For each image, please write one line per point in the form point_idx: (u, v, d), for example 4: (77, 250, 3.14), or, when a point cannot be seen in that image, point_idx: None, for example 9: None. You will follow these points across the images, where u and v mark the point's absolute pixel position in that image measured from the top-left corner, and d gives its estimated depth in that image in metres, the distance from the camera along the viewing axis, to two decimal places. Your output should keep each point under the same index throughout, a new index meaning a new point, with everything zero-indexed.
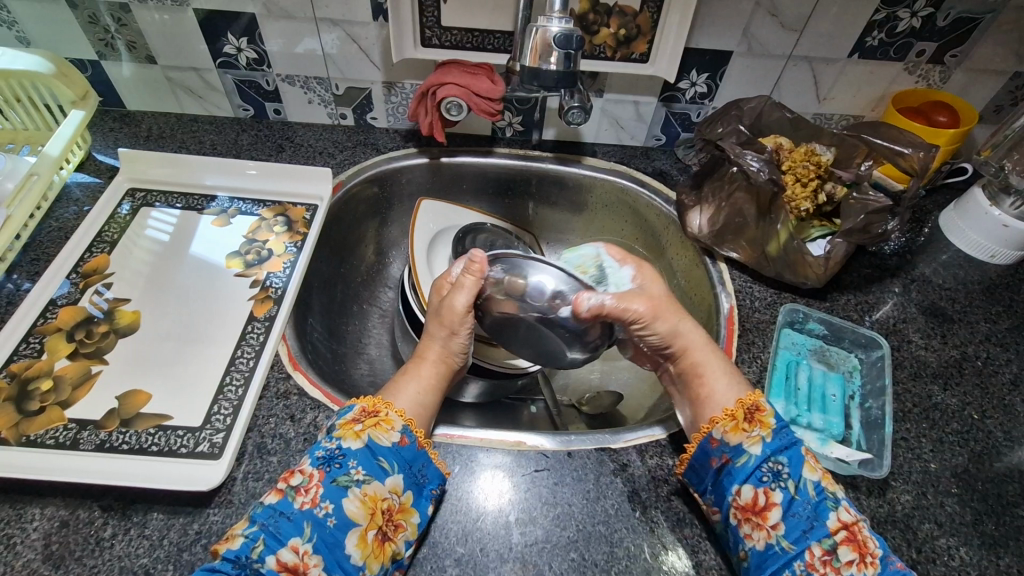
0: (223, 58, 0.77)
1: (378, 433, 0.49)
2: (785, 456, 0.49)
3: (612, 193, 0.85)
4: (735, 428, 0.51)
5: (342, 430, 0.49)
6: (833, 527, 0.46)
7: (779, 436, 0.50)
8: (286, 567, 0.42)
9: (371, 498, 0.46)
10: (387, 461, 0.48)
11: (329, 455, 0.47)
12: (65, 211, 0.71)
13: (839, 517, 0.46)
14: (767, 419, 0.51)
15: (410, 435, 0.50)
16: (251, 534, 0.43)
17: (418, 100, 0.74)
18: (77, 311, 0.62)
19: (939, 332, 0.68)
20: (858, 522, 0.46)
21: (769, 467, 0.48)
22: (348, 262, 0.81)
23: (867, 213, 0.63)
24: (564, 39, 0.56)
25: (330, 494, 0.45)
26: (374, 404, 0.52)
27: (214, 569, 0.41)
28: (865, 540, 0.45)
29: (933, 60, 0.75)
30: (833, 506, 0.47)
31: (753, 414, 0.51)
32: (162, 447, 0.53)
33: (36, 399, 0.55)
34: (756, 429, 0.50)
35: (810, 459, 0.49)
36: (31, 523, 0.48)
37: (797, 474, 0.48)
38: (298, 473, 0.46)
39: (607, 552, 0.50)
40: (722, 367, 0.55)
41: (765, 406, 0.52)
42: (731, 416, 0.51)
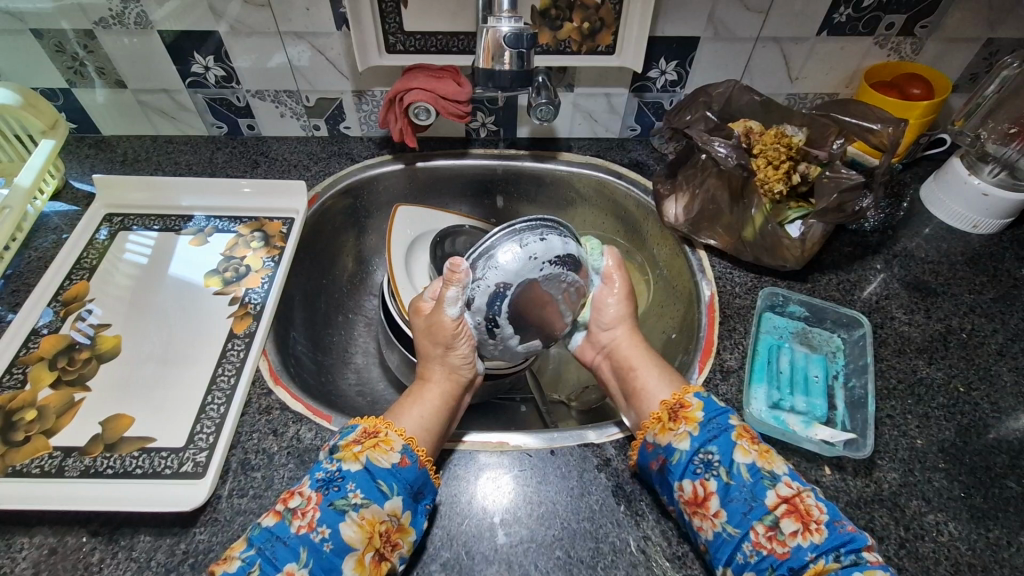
0: (192, 78, 0.78)
1: (378, 455, 0.48)
2: (714, 445, 0.49)
3: (591, 187, 0.84)
4: (662, 430, 0.51)
5: (343, 451, 0.48)
6: (773, 503, 0.45)
7: (706, 427, 0.50)
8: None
9: (369, 522, 0.45)
10: (387, 483, 0.47)
11: (329, 478, 0.47)
12: (43, 240, 0.72)
13: (778, 492, 0.46)
14: (692, 414, 0.51)
15: (412, 455, 0.49)
16: (248, 558, 0.43)
17: (387, 107, 0.74)
18: (59, 339, 0.63)
19: (923, 307, 0.67)
20: (800, 493, 0.46)
21: (700, 458, 0.49)
22: (330, 273, 0.81)
23: (839, 192, 0.63)
24: (515, 38, 0.56)
25: (328, 518, 0.45)
26: (375, 424, 0.51)
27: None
28: (808, 509, 0.45)
29: (903, 32, 0.74)
30: (770, 483, 0.46)
31: (676, 413, 0.52)
32: (146, 469, 0.53)
33: (21, 429, 0.55)
34: (681, 426, 0.51)
35: (743, 442, 0.49)
36: (20, 552, 0.48)
37: (727, 460, 0.48)
38: (297, 495, 0.47)
39: (592, 548, 0.50)
40: (654, 369, 0.58)
41: (688, 401, 0.52)
42: (657, 419, 0.52)
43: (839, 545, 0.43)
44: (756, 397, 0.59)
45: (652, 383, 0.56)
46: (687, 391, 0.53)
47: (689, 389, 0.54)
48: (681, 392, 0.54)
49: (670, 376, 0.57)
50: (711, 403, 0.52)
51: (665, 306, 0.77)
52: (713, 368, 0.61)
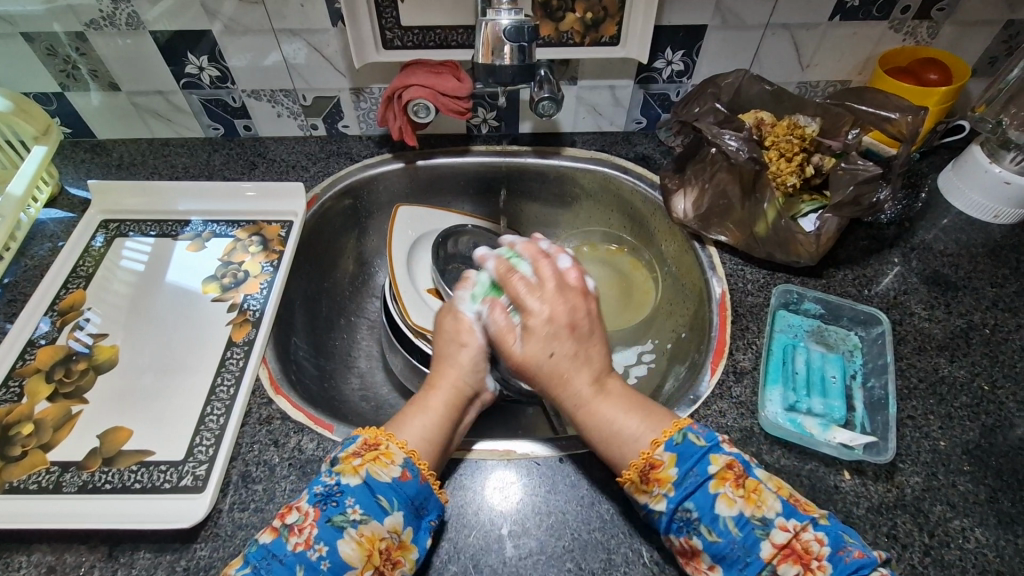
0: (187, 79, 0.76)
1: (378, 468, 0.46)
2: (692, 502, 0.44)
3: (596, 183, 0.82)
4: (637, 490, 0.47)
5: (342, 465, 0.47)
6: (768, 554, 0.42)
7: (683, 484, 0.45)
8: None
9: (368, 538, 0.44)
10: (386, 498, 0.46)
11: (327, 492, 0.46)
12: (39, 248, 0.70)
13: (772, 541, 0.42)
14: (665, 473, 0.46)
15: (413, 469, 0.47)
16: None
17: (385, 105, 0.72)
18: (56, 350, 0.61)
19: (943, 301, 0.65)
20: (797, 533, 0.43)
21: (680, 516, 0.45)
22: (331, 276, 0.80)
23: (856, 184, 0.61)
24: (516, 31, 0.54)
25: (325, 535, 0.43)
26: (376, 436, 0.49)
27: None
28: (808, 546, 0.42)
29: (920, 15, 0.71)
30: (762, 533, 0.43)
31: (648, 474, 0.46)
32: (146, 483, 0.52)
33: (18, 444, 0.54)
34: (656, 487, 0.46)
35: (725, 490, 0.44)
36: (18, 571, 0.47)
37: (711, 518, 0.44)
38: (294, 510, 0.45)
39: (604, 559, 0.48)
40: (624, 408, 0.50)
41: (659, 457, 0.46)
42: (633, 472, 0.47)
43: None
44: (771, 399, 0.57)
45: (628, 426, 0.49)
46: (660, 442, 0.47)
47: (664, 436, 0.47)
48: (654, 443, 0.47)
49: (656, 412, 0.51)
50: (685, 451, 0.46)
51: (674, 304, 0.75)
52: (726, 370, 0.59)
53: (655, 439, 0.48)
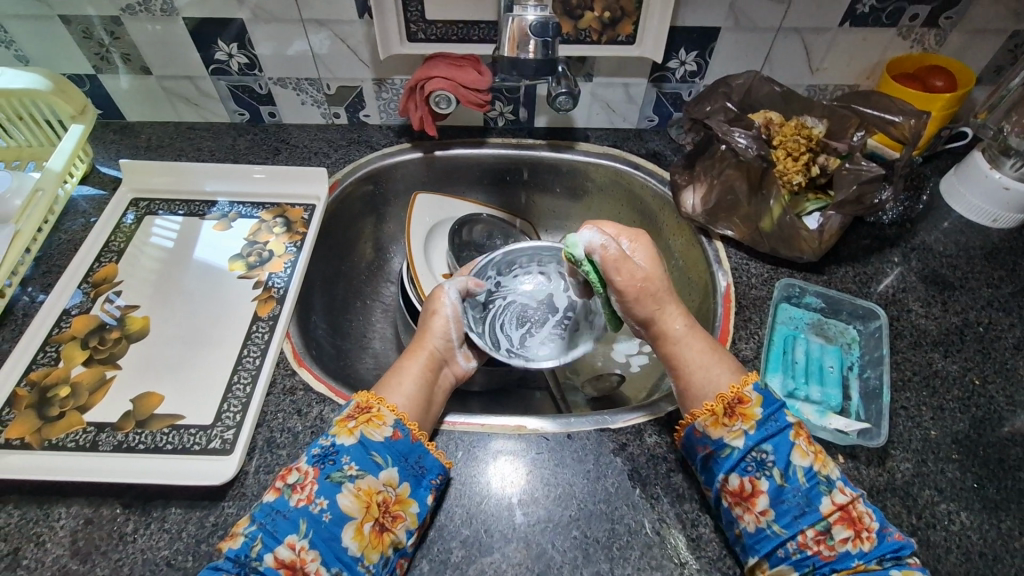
0: (216, 65, 0.79)
1: (370, 429, 0.50)
2: (770, 444, 0.48)
3: (608, 177, 0.85)
4: (715, 423, 0.50)
5: (336, 428, 0.50)
6: (827, 510, 0.46)
7: (764, 425, 0.49)
8: (284, 563, 0.43)
9: (365, 492, 0.47)
10: (381, 455, 0.49)
11: (324, 452, 0.49)
12: (73, 223, 0.74)
13: (833, 500, 0.46)
14: (750, 410, 0.50)
15: (403, 429, 0.51)
16: (251, 533, 0.45)
17: (408, 95, 0.75)
18: (90, 319, 0.65)
19: (940, 300, 0.67)
20: (853, 500, 0.46)
21: (753, 456, 0.48)
22: (349, 260, 0.82)
23: (859, 183, 0.63)
24: (541, 26, 0.57)
25: (325, 490, 0.47)
26: (368, 399, 0.53)
27: (219, 567, 0.43)
28: (861, 516, 0.46)
29: (927, 23, 0.74)
30: (826, 490, 0.46)
31: (733, 408, 0.50)
32: (176, 445, 0.55)
33: (56, 404, 0.58)
34: (737, 423, 0.50)
35: (800, 443, 0.48)
36: (58, 521, 0.51)
37: (784, 462, 0.47)
38: (295, 471, 0.48)
39: (608, 528, 0.51)
40: (708, 355, 0.54)
41: (748, 395, 0.51)
42: (711, 410, 0.51)
43: (887, 552, 0.45)
44: (771, 386, 0.59)
45: (712, 369, 0.54)
46: (748, 381, 0.52)
47: (750, 379, 0.52)
48: (741, 383, 0.52)
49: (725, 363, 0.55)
50: (769, 399, 0.51)
51: (680, 296, 0.78)
52: None
53: (739, 381, 0.53)
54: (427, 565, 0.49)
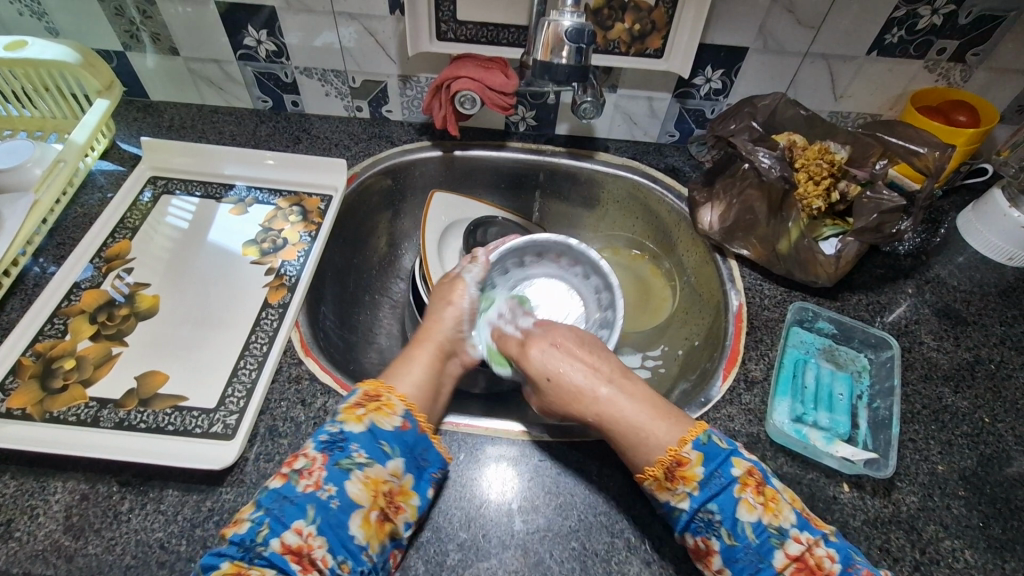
0: (244, 50, 0.79)
1: (380, 417, 0.50)
2: (715, 503, 0.46)
3: (625, 189, 0.85)
4: (660, 487, 0.48)
5: (344, 414, 0.50)
6: (782, 564, 0.44)
7: (707, 485, 0.46)
8: (290, 549, 0.42)
9: (373, 481, 0.47)
10: (389, 444, 0.49)
11: (332, 439, 0.48)
12: (89, 197, 0.74)
13: (786, 552, 0.44)
14: (690, 472, 0.47)
15: (412, 421, 0.51)
16: (257, 518, 0.44)
17: (433, 93, 0.75)
18: (99, 294, 0.64)
19: (952, 334, 0.67)
20: (809, 547, 0.44)
21: (701, 516, 0.46)
22: (361, 253, 0.82)
23: (880, 213, 0.63)
24: (576, 33, 0.58)
25: (333, 477, 0.46)
26: (376, 387, 0.53)
27: (222, 553, 0.42)
28: (820, 562, 0.44)
29: (954, 58, 0.74)
30: (778, 543, 0.44)
31: (674, 471, 0.47)
32: (178, 426, 0.55)
33: (59, 377, 0.57)
34: (680, 485, 0.47)
35: (746, 496, 0.46)
36: (54, 495, 0.50)
37: (731, 521, 0.45)
38: (302, 457, 0.47)
39: (607, 542, 0.51)
40: (651, 415, 0.51)
41: (687, 455, 0.47)
42: (656, 471, 0.48)
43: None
44: (779, 409, 0.59)
45: (656, 431, 0.50)
46: (688, 440, 0.48)
47: (691, 434, 0.49)
48: (679, 444, 0.48)
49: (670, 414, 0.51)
50: (711, 452, 0.48)
51: (690, 313, 0.78)
52: (737, 377, 0.61)
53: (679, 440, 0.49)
54: (421, 566, 0.48)
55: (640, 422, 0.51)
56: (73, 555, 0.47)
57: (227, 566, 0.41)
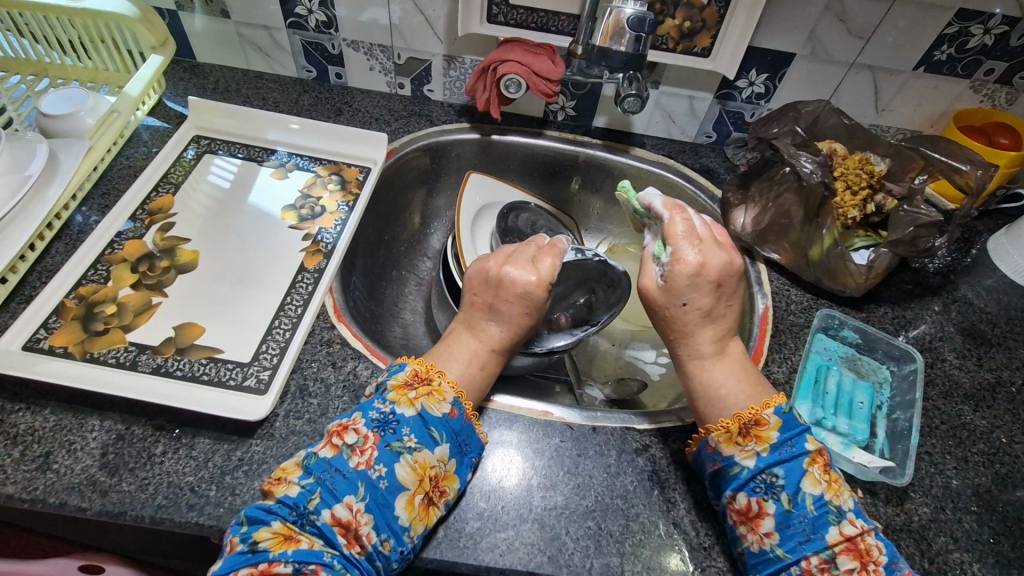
0: (294, 19, 0.80)
1: (431, 403, 0.51)
2: (781, 469, 0.47)
3: (658, 186, 0.85)
4: (728, 441, 0.50)
5: (395, 395, 0.50)
6: (833, 540, 0.45)
7: (778, 449, 0.48)
8: (340, 522, 0.44)
9: (420, 465, 0.48)
10: (438, 431, 0.50)
11: (383, 419, 0.49)
12: (135, 151, 0.75)
13: (840, 530, 0.45)
14: (766, 433, 0.49)
15: (460, 408, 0.52)
16: (308, 485, 0.45)
17: (478, 75, 0.76)
18: (141, 245, 0.66)
19: (975, 354, 0.67)
20: (862, 532, 0.45)
21: (763, 478, 0.48)
22: (393, 228, 0.84)
23: (915, 226, 0.64)
24: (637, 22, 0.59)
25: (384, 458, 0.47)
26: (427, 370, 0.54)
27: (271, 511, 0.44)
28: (868, 549, 0.45)
29: (1001, 80, 0.74)
30: (834, 520, 0.45)
31: (749, 429, 0.50)
32: (213, 377, 0.56)
33: (101, 320, 0.59)
34: (751, 443, 0.49)
35: (813, 470, 0.47)
36: (91, 432, 0.52)
37: (794, 488, 0.46)
38: (353, 432, 0.48)
39: (622, 524, 0.52)
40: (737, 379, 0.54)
41: (766, 418, 0.50)
42: (727, 427, 0.51)
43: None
44: (799, 412, 0.59)
45: (731, 394, 0.53)
46: (769, 406, 0.51)
47: (773, 402, 0.51)
48: (761, 406, 0.51)
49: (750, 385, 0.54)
50: (790, 422, 0.50)
51: None
52: None
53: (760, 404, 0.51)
54: (441, 532, 0.50)
55: (719, 386, 0.53)
56: (107, 490, 0.49)
57: (278, 526, 0.43)
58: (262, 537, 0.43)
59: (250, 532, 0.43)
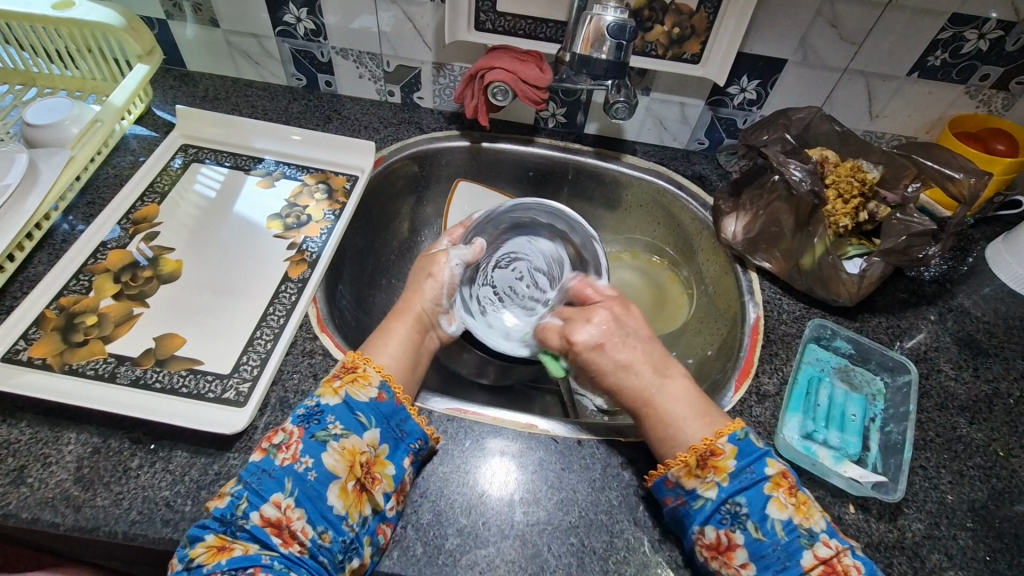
0: (283, 27, 0.80)
1: (355, 390, 0.50)
2: (744, 497, 0.47)
3: (649, 194, 0.84)
4: (688, 475, 0.49)
5: (322, 387, 0.50)
6: (809, 564, 0.44)
7: (737, 478, 0.47)
8: (270, 521, 0.43)
9: (350, 452, 0.47)
10: (365, 416, 0.49)
11: (308, 412, 0.48)
12: (121, 160, 0.75)
13: (816, 553, 0.44)
14: (722, 463, 0.48)
15: (389, 391, 0.51)
16: (238, 492, 0.44)
17: (466, 82, 0.75)
18: (124, 255, 0.65)
19: (972, 365, 0.66)
20: (838, 553, 0.44)
21: (727, 509, 0.47)
22: (382, 237, 0.83)
23: (908, 236, 0.62)
24: (617, 28, 0.60)
25: (309, 450, 0.46)
26: (355, 359, 0.53)
27: (207, 526, 0.43)
28: (847, 569, 0.44)
29: (996, 86, 0.72)
30: (807, 543, 0.45)
31: (706, 460, 0.49)
32: (191, 389, 0.55)
33: (81, 331, 0.58)
34: (710, 474, 0.48)
35: (778, 495, 0.46)
36: (66, 446, 0.51)
37: (760, 516, 0.46)
38: (281, 432, 0.48)
39: (606, 540, 0.50)
40: (688, 410, 0.52)
41: (721, 446, 0.49)
42: (684, 461, 0.49)
43: None
44: (790, 424, 0.59)
45: (685, 427, 0.51)
46: (722, 434, 0.50)
47: (727, 429, 0.50)
48: (715, 435, 0.50)
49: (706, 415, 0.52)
50: (746, 447, 0.49)
51: (705, 323, 0.77)
52: (749, 390, 0.61)
53: (713, 432, 0.50)
54: (419, 548, 0.49)
55: (676, 416, 0.52)
56: (81, 505, 0.48)
57: (211, 539, 0.42)
58: (197, 553, 0.42)
59: (188, 550, 0.42)
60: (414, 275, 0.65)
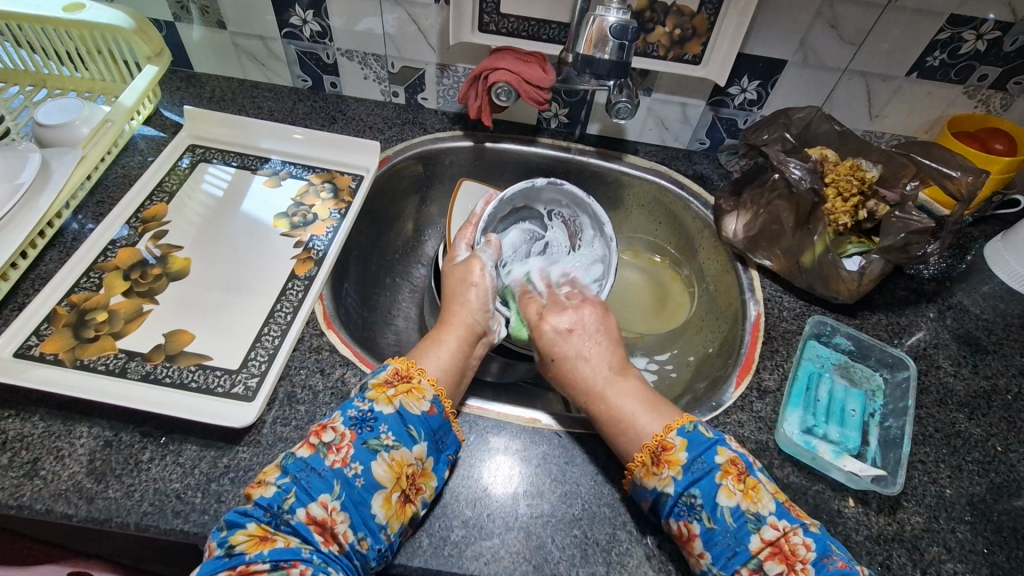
0: (289, 29, 0.81)
1: (409, 401, 0.51)
2: (698, 488, 0.47)
3: (651, 193, 0.85)
4: (647, 474, 0.50)
5: (374, 392, 0.51)
6: (756, 548, 0.45)
7: (690, 470, 0.48)
8: (315, 520, 0.44)
9: (397, 463, 0.48)
10: (416, 428, 0.50)
11: (361, 417, 0.49)
12: (130, 159, 0.76)
13: (761, 537, 0.45)
14: (676, 456, 0.49)
15: (439, 405, 0.52)
16: (285, 485, 0.45)
17: (470, 83, 0.76)
18: (133, 253, 0.66)
19: (971, 362, 0.66)
20: (786, 534, 0.45)
21: (684, 501, 0.48)
22: (386, 236, 0.84)
23: (906, 233, 0.63)
24: (620, 29, 0.60)
25: (361, 455, 0.47)
26: (408, 368, 0.54)
27: (248, 513, 0.44)
28: (795, 549, 0.45)
29: (994, 86, 0.73)
30: (755, 527, 0.45)
31: (659, 456, 0.50)
32: (200, 384, 0.56)
33: (92, 327, 0.59)
34: (665, 470, 0.49)
35: (726, 482, 0.47)
36: (78, 439, 0.52)
37: (711, 505, 0.46)
38: (332, 431, 0.49)
39: (609, 533, 0.51)
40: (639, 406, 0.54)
41: (671, 441, 0.50)
42: (641, 460, 0.50)
43: None
44: (790, 419, 0.59)
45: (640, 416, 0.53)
46: (671, 428, 0.51)
47: (676, 423, 0.52)
48: (664, 431, 0.51)
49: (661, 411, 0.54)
50: (695, 439, 0.50)
51: (706, 321, 0.78)
52: (750, 386, 0.62)
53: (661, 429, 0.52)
54: (426, 540, 0.49)
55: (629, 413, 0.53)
56: (93, 497, 0.49)
57: (254, 528, 0.43)
58: (239, 540, 0.42)
59: (228, 535, 0.43)
60: (450, 279, 0.64)
